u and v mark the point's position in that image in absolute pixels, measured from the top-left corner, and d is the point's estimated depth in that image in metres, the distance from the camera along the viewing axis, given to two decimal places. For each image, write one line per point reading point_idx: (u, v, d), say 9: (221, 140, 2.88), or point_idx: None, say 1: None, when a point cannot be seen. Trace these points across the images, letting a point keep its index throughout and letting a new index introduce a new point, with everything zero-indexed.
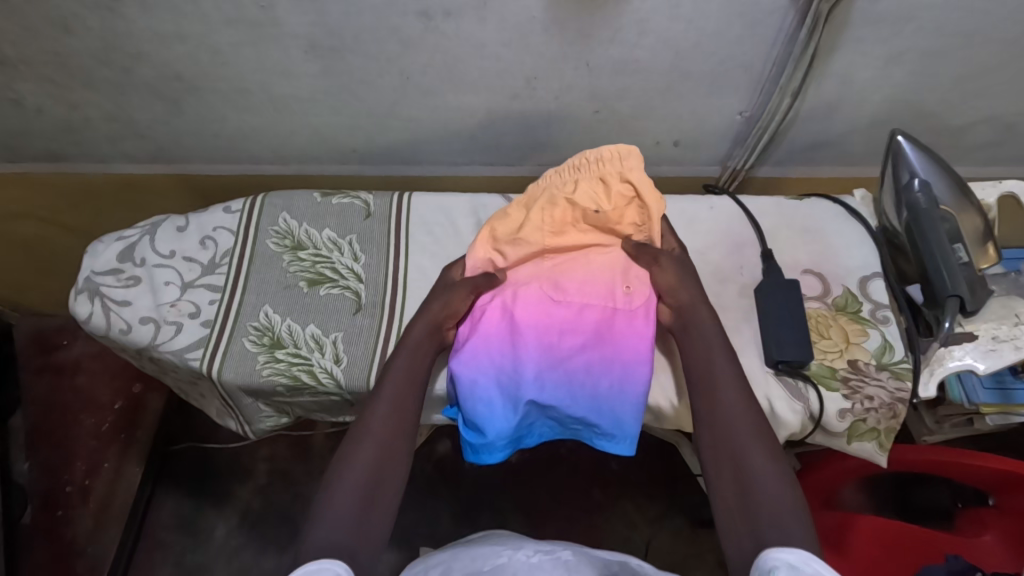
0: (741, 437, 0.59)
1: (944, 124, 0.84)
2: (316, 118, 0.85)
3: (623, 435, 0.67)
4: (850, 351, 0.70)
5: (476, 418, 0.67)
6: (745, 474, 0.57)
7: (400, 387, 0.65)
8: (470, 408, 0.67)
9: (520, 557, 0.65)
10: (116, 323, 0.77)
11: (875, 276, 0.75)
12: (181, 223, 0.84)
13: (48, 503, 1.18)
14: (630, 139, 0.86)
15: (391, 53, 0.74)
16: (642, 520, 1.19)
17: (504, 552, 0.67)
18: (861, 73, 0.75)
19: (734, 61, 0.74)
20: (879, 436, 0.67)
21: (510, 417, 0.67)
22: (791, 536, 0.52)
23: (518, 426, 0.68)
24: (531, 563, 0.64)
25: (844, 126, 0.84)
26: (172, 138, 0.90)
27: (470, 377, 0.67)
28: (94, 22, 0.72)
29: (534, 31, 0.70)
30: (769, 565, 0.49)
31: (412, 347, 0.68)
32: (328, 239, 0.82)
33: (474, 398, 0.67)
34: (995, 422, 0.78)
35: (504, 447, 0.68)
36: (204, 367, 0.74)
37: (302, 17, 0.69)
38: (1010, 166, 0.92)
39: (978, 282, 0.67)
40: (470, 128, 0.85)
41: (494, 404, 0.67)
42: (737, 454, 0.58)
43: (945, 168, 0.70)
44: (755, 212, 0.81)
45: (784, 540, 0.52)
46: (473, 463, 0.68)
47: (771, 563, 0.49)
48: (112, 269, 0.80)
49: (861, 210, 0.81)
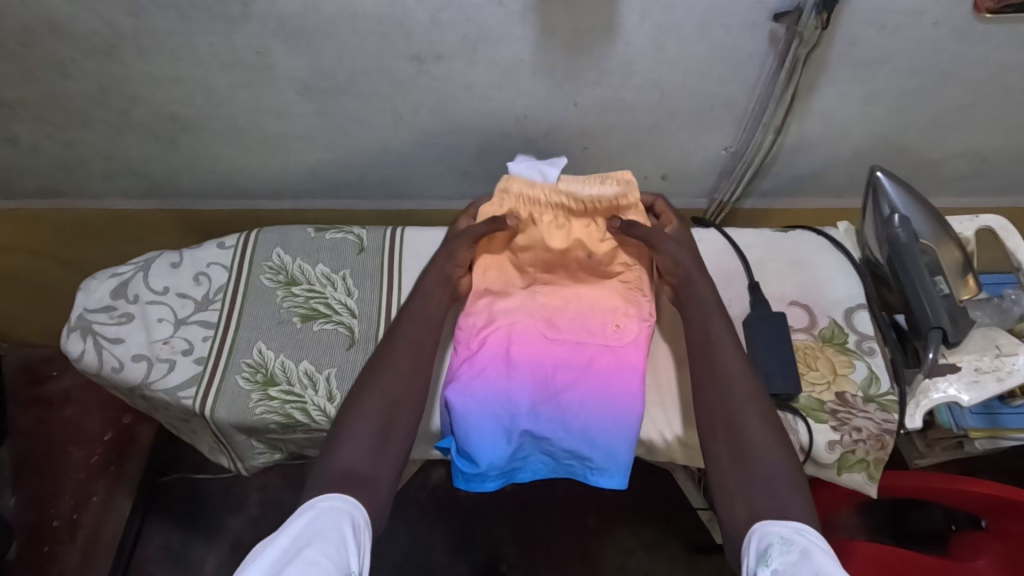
0: (734, 396, 0.62)
1: (923, 157, 0.86)
2: (310, 155, 0.86)
3: (617, 468, 0.68)
4: (838, 383, 0.71)
5: (468, 446, 0.67)
6: (735, 430, 0.60)
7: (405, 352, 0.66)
8: (462, 437, 0.67)
9: None
10: (109, 361, 0.77)
11: (860, 307, 0.76)
12: (176, 258, 0.84)
13: (35, 539, 1.17)
14: (619, 173, 0.88)
15: (384, 94, 0.75)
16: (638, 546, 1.19)
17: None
18: (840, 110, 0.78)
19: (717, 100, 0.76)
20: (869, 467, 0.68)
21: (502, 447, 0.68)
22: (785, 503, 0.55)
23: (509, 456, 0.68)
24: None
25: (826, 160, 0.86)
26: (167, 175, 0.91)
27: (463, 407, 0.68)
28: (92, 66, 0.73)
29: (523, 73, 0.72)
30: (764, 541, 0.52)
31: (428, 290, 0.71)
32: (322, 273, 0.83)
33: (467, 422, 0.68)
34: (983, 446, 0.78)
35: (495, 476, 0.68)
36: (197, 405, 0.74)
37: (297, 60, 0.71)
38: (988, 197, 0.94)
39: (960, 312, 0.69)
40: (461, 164, 0.87)
41: (486, 431, 0.67)
42: (728, 410, 0.61)
43: (923, 203, 0.72)
44: (742, 244, 0.83)
45: (778, 507, 0.55)
46: (465, 490, 0.69)
47: (765, 538, 0.52)
48: (106, 306, 0.80)
49: (845, 241, 0.83)
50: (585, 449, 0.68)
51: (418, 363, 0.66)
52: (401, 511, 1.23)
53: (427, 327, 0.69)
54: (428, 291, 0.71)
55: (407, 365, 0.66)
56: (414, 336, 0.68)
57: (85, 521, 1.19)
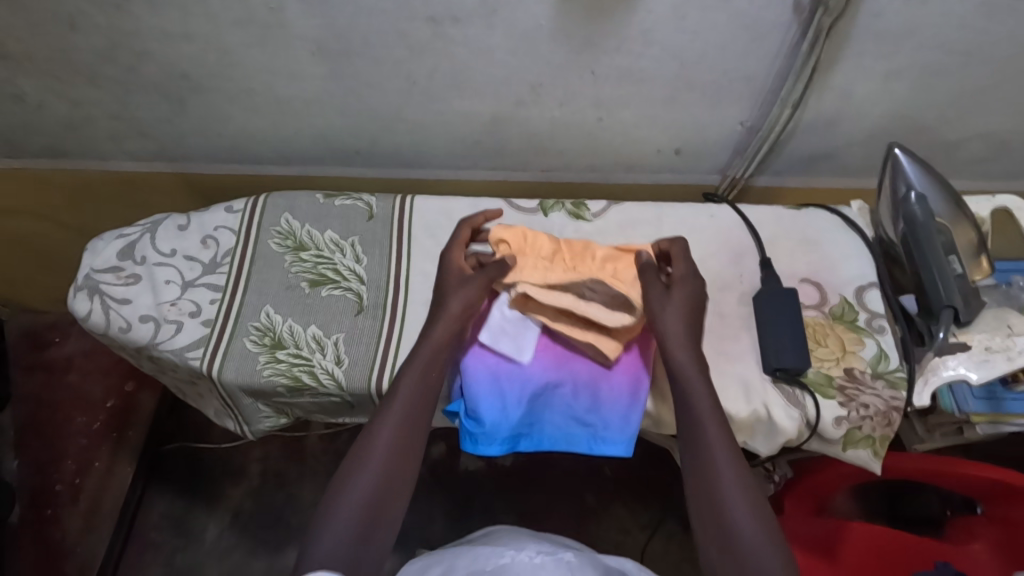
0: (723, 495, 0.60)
1: (940, 139, 0.85)
2: (320, 120, 0.85)
3: (623, 436, 0.68)
4: (847, 360, 0.71)
5: (477, 405, 0.67)
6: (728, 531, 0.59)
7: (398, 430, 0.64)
8: (472, 396, 0.68)
9: (523, 557, 0.70)
10: (115, 321, 0.77)
11: (872, 286, 0.76)
12: (183, 222, 0.84)
13: (38, 502, 1.17)
14: (632, 147, 0.87)
15: (398, 58, 0.74)
16: (636, 524, 1.20)
17: (507, 553, 0.71)
18: (860, 87, 0.77)
19: (736, 73, 0.75)
20: (874, 444, 0.68)
21: (512, 410, 0.68)
22: None
23: (519, 420, 0.68)
24: (534, 564, 0.69)
25: (843, 139, 0.85)
26: (175, 137, 0.90)
27: (479, 370, 0.69)
28: (102, 20, 0.72)
29: (541, 39, 0.71)
30: None
31: (423, 363, 0.67)
32: (330, 240, 0.83)
33: (478, 383, 0.68)
34: (984, 431, 0.78)
35: (501, 440, 0.68)
36: (204, 366, 0.74)
37: (311, 19, 0.70)
38: (1002, 182, 0.94)
39: (972, 293, 0.69)
40: (473, 133, 0.86)
41: (496, 395, 0.68)
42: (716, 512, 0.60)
43: (941, 182, 0.72)
44: (754, 221, 0.82)
45: None
46: (471, 452, 0.68)
47: None
48: (112, 267, 0.80)
49: (858, 220, 0.82)
50: (592, 416, 0.69)
51: (409, 448, 0.64)
52: None
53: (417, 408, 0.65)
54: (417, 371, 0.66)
55: (398, 448, 0.63)
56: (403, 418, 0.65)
57: (88, 485, 1.19)
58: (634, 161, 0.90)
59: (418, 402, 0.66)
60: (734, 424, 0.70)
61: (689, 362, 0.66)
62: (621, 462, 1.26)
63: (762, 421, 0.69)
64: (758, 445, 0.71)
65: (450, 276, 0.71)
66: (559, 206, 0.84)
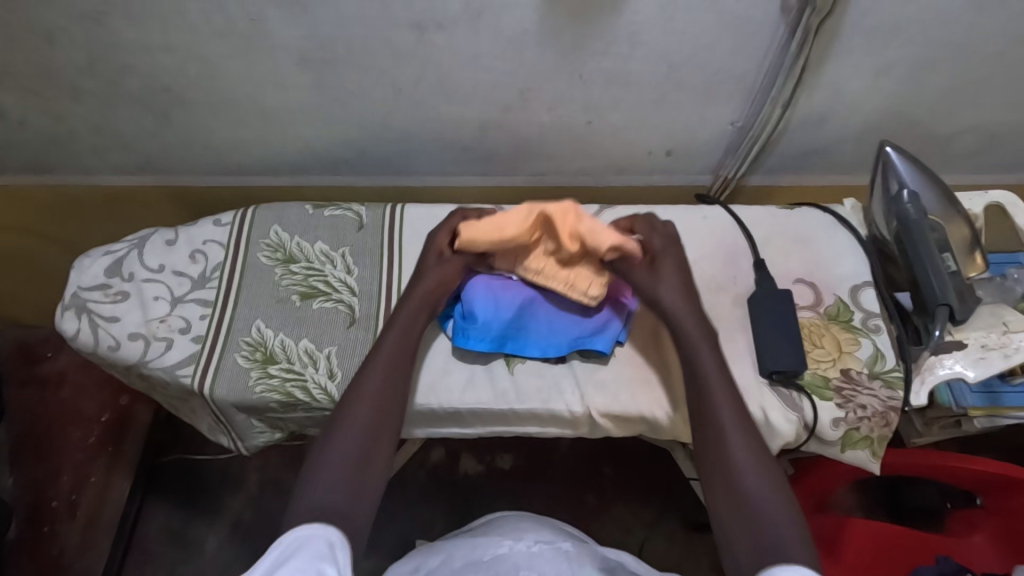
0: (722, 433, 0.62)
1: (932, 133, 0.85)
2: (306, 129, 0.84)
3: (605, 332, 0.72)
4: (843, 360, 0.70)
5: (472, 302, 0.73)
6: (726, 459, 0.60)
7: (391, 371, 0.66)
8: (469, 293, 0.73)
9: (521, 547, 0.68)
10: (104, 339, 0.76)
11: (866, 285, 0.76)
12: (171, 236, 0.83)
13: (34, 519, 1.16)
14: (623, 149, 0.87)
15: (385, 66, 0.73)
16: (637, 524, 1.20)
17: (503, 541, 0.69)
18: (850, 84, 0.76)
19: (726, 73, 0.74)
20: (872, 444, 0.68)
21: (504, 310, 0.72)
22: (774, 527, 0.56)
23: (508, 320, 0.72)
24: (532, 553, 0.67)
25: (835, 136, 0.85)
26: (160, 150, 0.89)
27: (475, 275, 0.74)
28: (81, 34, 0.71)
29: (527, 43, 0.70)
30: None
31: (413, 309, 0.70)
32: (321, 251, 0.82)
33: (473, 290, 0.73)
34: (981, 425, 0.76)
35: (490, 337, 0.72)
36: (195, 383, 0.73)
37: (293, 29, 0.69)
38: (996, 175, 0.93)
39: (966, 289, 0.69)
40: (462, 140, 0.85)
41: (491, 296, 0.73)
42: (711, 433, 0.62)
43: (933, 178, 0.72)
44: (747, 222, 0.82)
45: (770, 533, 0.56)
46: (461, 348, 0.72)
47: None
48: (100, 284, 0.79)
49: (850, 218, 0.82)
50: (578, 321, 0.73)
51: (398, 384, 0.66)
52: (400, 490, 1.23)
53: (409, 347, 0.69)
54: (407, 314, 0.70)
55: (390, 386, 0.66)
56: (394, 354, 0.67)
57: (84, 501, 1.18)
58: (625, 163, 0.90)
59: (400, 353, 0.68)
60: None
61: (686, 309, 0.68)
62: (620, 463, 1.25)
63: (759, 425, 0.69)
64: None
65: (427, 256, 0.74)
66: None
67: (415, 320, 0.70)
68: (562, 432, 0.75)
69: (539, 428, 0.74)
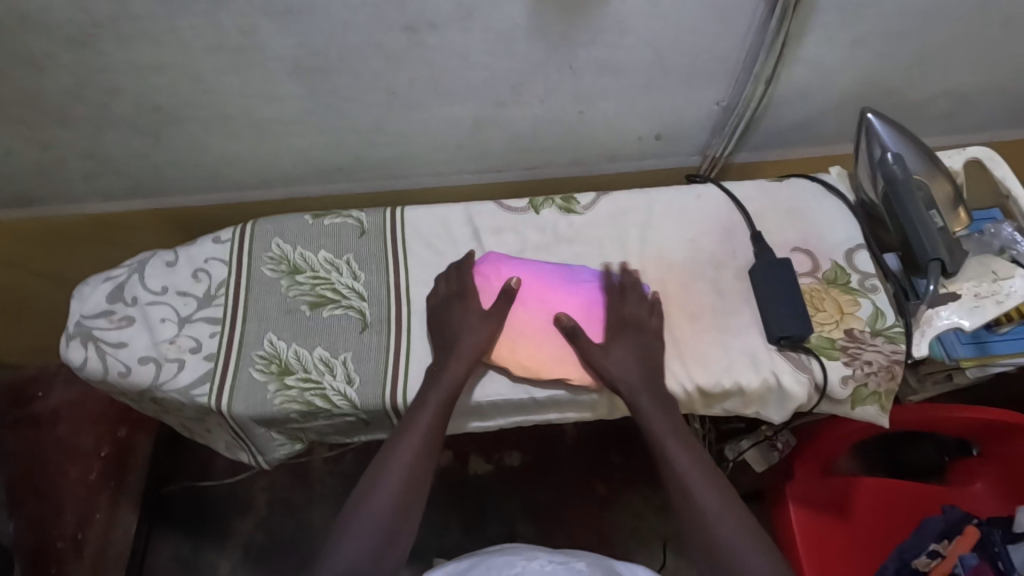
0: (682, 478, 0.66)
1: (906, 99, 0.88)
2: (299, 139, 0.84)
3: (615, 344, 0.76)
4: (845, 321, 0.73)
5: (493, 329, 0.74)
6: (693, 513, 0.64)
7: (421, 440, 0.68)
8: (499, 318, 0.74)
9: (535, 565, 0.67)
10: (113, 365, 0.75)
11: (860, 247, 0.79)
12: (170, 257, 0.82)
13: (39, 561, 1.14)
14: (613, 136, 0.89)
15: (378, 70, 0.74)
16: (651, 508, 1.22)
17: (518, 562, 0.68)
18: (828, 57, 0.79)
19: (710, 54, 0.76)
20: (880, 399, 0.70)
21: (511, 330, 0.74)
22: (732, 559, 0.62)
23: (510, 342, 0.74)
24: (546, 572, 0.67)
25: (815, 109, 0.88)
26: (151, 171, 0.88)
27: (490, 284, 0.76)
28: (68, 60, 0.70)
29: (518, 37, 0.71)
30: None
31: (450, 383, 0.69)
32: (325, 259, 0.82)
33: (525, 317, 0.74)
34: (974, 374, 0.80)
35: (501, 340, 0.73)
36: (213, 402, 0.73)
37: (285, 40, 0.69)
38: (967, 134, 0.97)
39: (955, 243, 0.72)
40: (457, 138, 0.86)
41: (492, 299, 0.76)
42: (697, 514, 0.64)
43: (914, 141, 0.75)
44: (740, 197, 0.84)
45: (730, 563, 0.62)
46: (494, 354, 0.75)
47: None
48: (103, 312, 0.78)
49: (838, 185, 0.85)
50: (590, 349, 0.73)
51: (426, 461, 0.68)
52: None
53: (433, 441, 0.68)
54: (451, 370, 0.69)
55: (411, 479, 0.67)
56: (415, 454, 0.68)
57: (91, 538, 1.16)
58: (616, 149, 0.91)
59: (443, 416, 0.68)
60: (746, 395, 0.72)
61: (637, 373, 0.69)
62: (628, 450, 1.27)
63: (772, 389, 0.71)
64: (772, 413, 0.73)
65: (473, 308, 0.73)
66: (548, 202, 0.85)
67: (449, 394, 0.69)
68: (581, 415, 0.76)
69: (558, 414, 0.75)
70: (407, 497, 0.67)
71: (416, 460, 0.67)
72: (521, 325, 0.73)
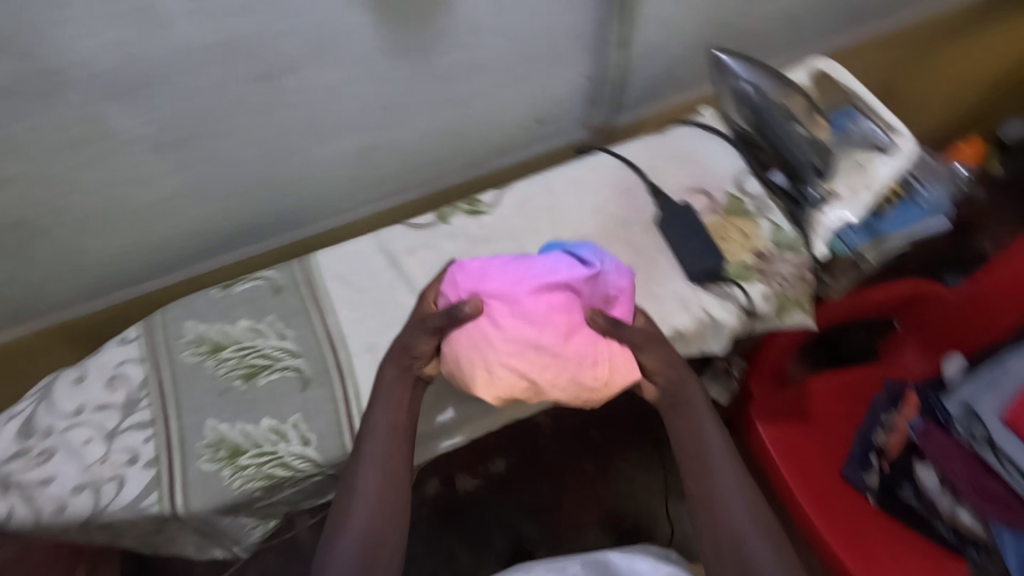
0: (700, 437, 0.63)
1: (746, 29, 0.95)
2: (183, 215, 0.80)
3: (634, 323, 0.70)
4: (752, 244, 0.79)
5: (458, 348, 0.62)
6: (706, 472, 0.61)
7: (386, 454, 0.61)
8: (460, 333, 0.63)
9: None
10: (44, 506, 0.68)
11: (745, 174, 0.84)
12: (77, 373, 0.76)
13: None
14: (498, 130, 0.90)
15: (246, 125, 0.72)
16: (638, 470, 1.25)
17: None
18: (669, 9, 0.84)
19: (563, 31, 0.79)
20: (801, 304, 0.77)
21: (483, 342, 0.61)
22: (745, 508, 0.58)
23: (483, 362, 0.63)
24: None
25: (671, 58, 0.93)
26: (29, 291, 0.81)
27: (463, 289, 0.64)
28: None
29: (377, 60, 0.71)
30: None
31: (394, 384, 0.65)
32: (246, 328, 0.79)
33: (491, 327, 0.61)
34: (873, 258, 0.88)
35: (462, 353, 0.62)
36: (168, 508, 0.68)
37: (138, 119, 0.66)
38: (805, 47, 1.06)
39: (823, 146, 0.79)
40: (345, 171, 0.84)
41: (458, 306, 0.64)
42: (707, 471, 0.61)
43: (761, 65, 0.81)
44: (629, 156, 0.88)
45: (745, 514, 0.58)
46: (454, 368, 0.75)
47: None
48: (17, 453, 0.71)
49: (711, 122, 0.90)
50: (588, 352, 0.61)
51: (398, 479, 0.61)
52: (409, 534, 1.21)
53: (400, 458, 0.62)
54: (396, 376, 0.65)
55: (386, 501, 0.59)
56: (385, 473, 0.60)
57: None
58: (504, 142, 0.93)
59: (399, 429, 0.63)
60: (686, 337, 0.75)
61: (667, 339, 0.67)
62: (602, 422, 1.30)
63: (707, 323, 0.75)
64: (712, 345, 0.77)
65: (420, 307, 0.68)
66: (454, 209, 0.85)
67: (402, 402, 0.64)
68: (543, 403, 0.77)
69: (522, 408, 0.76)
70: (387, 519, 0.58)
71: (388, 477, 0.60)
72: (490, 334, 0.60)
